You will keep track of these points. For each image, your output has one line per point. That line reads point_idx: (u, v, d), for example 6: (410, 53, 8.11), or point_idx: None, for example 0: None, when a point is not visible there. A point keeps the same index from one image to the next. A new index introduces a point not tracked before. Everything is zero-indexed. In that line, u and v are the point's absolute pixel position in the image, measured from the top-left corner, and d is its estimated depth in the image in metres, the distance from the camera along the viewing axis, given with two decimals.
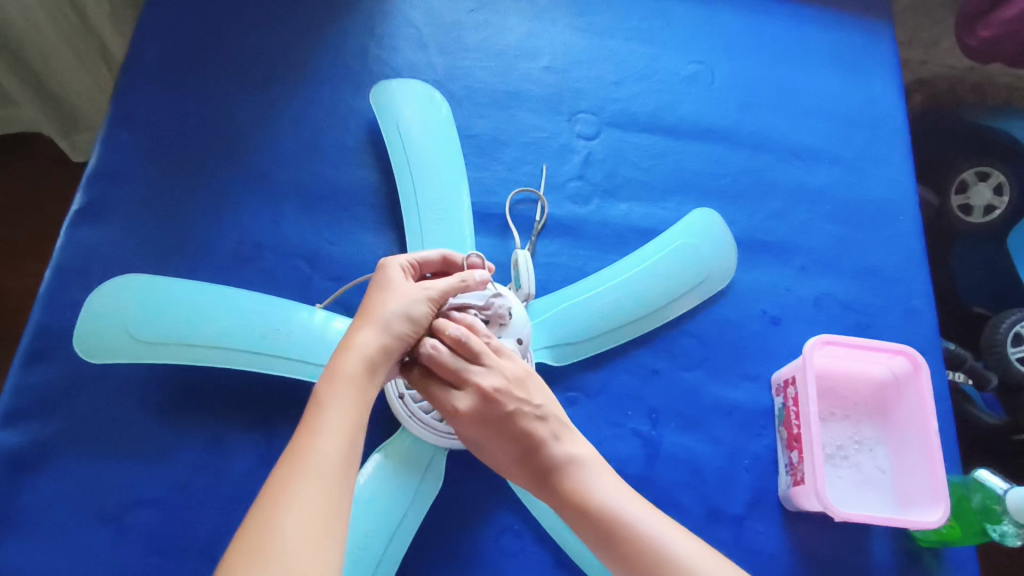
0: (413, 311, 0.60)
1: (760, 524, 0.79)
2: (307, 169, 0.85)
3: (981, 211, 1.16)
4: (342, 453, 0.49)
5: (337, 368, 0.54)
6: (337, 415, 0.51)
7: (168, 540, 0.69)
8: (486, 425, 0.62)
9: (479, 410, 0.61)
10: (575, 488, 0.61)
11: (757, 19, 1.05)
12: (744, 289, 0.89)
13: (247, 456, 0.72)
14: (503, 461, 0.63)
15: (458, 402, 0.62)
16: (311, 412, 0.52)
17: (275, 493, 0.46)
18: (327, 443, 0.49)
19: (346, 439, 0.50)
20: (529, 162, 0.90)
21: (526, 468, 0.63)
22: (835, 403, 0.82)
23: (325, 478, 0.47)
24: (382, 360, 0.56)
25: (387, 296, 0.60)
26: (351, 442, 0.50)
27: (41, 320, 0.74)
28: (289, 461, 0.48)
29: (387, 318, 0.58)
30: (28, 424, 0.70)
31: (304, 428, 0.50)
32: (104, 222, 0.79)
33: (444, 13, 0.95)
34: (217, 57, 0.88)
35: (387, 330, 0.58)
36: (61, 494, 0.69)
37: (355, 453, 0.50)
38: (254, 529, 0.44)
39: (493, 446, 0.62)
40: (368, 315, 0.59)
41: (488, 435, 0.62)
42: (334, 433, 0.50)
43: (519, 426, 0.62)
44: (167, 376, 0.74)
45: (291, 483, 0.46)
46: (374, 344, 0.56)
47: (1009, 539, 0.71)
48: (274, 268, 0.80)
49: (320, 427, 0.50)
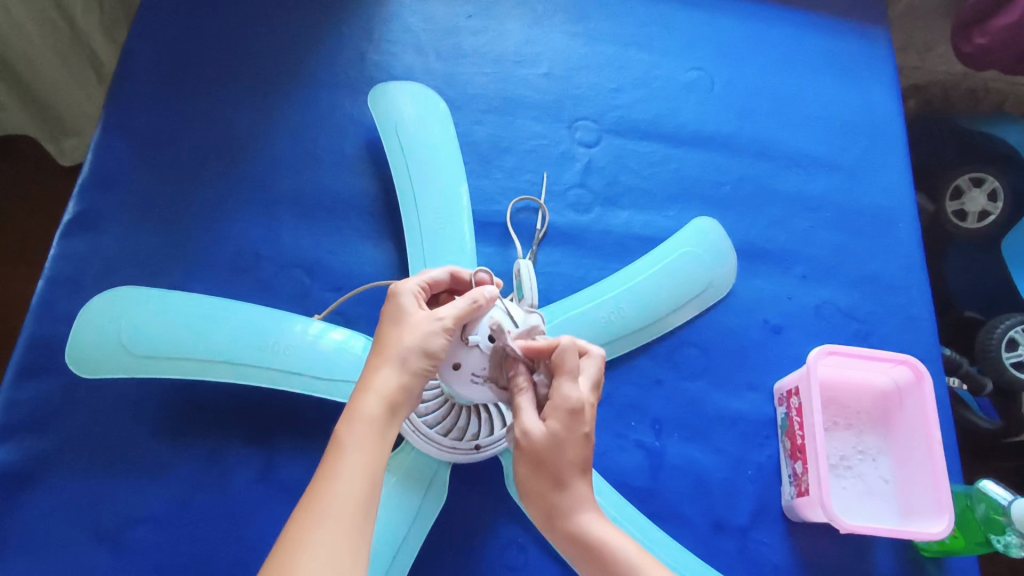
0: (431, 345, 0.57)
1: (764, 535, 0.78)
2: (305, 177, 0.84)
3: (975, 216, 1.16)
4: (359, 496, 0.49)
5: (357, 410, 0.53)
6: (356, 459, 0.50)
7: (166, 558, 0.67)
8: (569, 438, 0.56)
9: (574, 419, 0.56)
10: (600, 533, 0.57)
11: (756, 25, 1.04)
12: (746, 297, 0.89)
13: (246, 471, 0.71)
14: (541, 471, 0.56)
15: (563, 395, 0.56)
16: (331, 454, 0.51)
17: (293, 539, 0.46)
18: (344, 487, 0.49)
19: (365, 484, 0.49)
20: (529, 169, 0.89)
21: (559, 492, 0.57)
22: (838, 413, 0.82)
23: (339, 524, 0.47)
24: (403, 399, 0.55)
25: (403, 330, 0.57)
26: (369, 486, 0.50)
27: (33, 332, 0.72)
28: (308, 505, 0.48)
29: (404, 355, 0.56)
30: (20, 440, 0.68)
31: (322, 474, 0.50)
32: (98, 232, 0.77)
33: (442, 19, 0.94)
34: (212, 63, 0.86)
35: (406, 368, 0.56)
36: (56, 510, 0.67)
37: (375, 495, 0.50)
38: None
39: (553, 453, 0.56)
40: (386, 351, 0.57)
41: (562, 448, 0.56)
42: (352, 477, 0.49)
43: (577, 441, 0.56)
44: (164, 391, 0.73)
45: (310, 530, 0.46)
46: (394, 384, 0.55)
47: (1014, 550, 0.71)
48: (272, 278, 0.79)
49: (338, 472, 0.49)
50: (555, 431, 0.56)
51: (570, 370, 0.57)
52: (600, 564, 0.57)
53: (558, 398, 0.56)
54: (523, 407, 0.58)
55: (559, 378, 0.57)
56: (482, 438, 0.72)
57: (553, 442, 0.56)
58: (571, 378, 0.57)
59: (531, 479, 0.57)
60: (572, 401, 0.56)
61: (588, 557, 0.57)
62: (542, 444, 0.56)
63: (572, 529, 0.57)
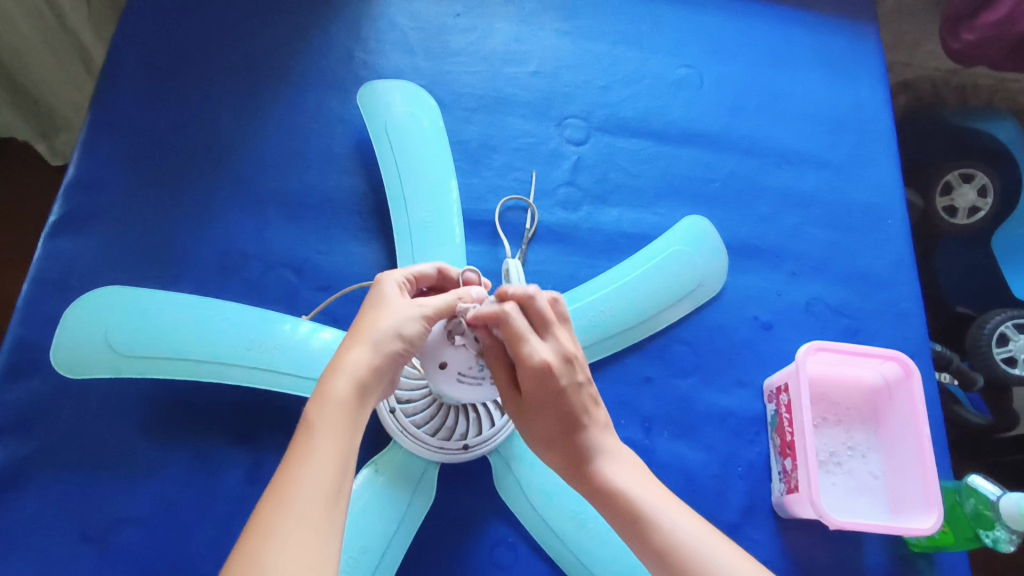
0: (406, 329, 0.57)
1: (755, 532, 0.78)
2: (292, 176, 0.83)
3: (965, 211, 1.17)
4: (330, 480, 0.48)
5: (326, 390, 0.52)
6: (325, 439, 0.49)
7: (154, 560, 0.67)
8: (548, 395, 0.58)
9: (550, 374, 0.58)
10: (623, 486, 0.59)
11: (744, 22, 1.04)
12: (736, 295, 0.89)
13: (233, 473, 0.71)
14: (546, 432, 0.61)
15: (528, 358, 0.57)
16: (301, 436, 0.50)
17: (261, 521, 0.45)
18: (313, 469, 0.48)
19: (335, 467, 0.48)
20: (518, 167, 0.89)
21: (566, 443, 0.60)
22: (827, 409, 0.82)
23: (310, 509, 0.46)
24: (373, 381, 0.54)
25: (380, 313, 0.57)
26: (340, 466, 0.49)
27: (19, 334, 0.72)
28: (277, 486, 0.47)
29: (378, 337, 0.55)
30: (5, 443, 0.68)
31: (293, 456, 0.49)
32: (84, 232, 0.77)
33: (431, 17, 0.94)
34: (198, 61, 0.86)
35: (379, 350, 0.55)
36: (43, 514, 0.67)
37: (345, 479, 0.49)
38: (237, 568, 0.43)
39: (548, 411, 0.59)
40: (360, 333, 0.56)
41: (549, 404, 0.59)
42: (323, 461, 0.48)
43: (562, 398, 0.59)
44: (149, 393, 0.72)
45: (278, 512, 0.45)
46: (364, 364, 0.54)
47: (1002, 545, 0.70)
48: (260, 277, 0.79)
49: (308, 453, 0.48)
50: (536, 390, 0.58)
51: (523, 332, 0.57)
52: (620, 514, 0.58)
53: (521, 364, 0.57)
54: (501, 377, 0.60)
55: (523, 342, 0.58)
56: (470, 438, 0.72)
57: (538, 401, 0.59)
58: (530, 338, 0.58)
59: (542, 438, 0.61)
60: (538, 361, 0.57)
61: (611, 505, 0.59)
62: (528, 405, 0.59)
63: (591, 476, 0.60)
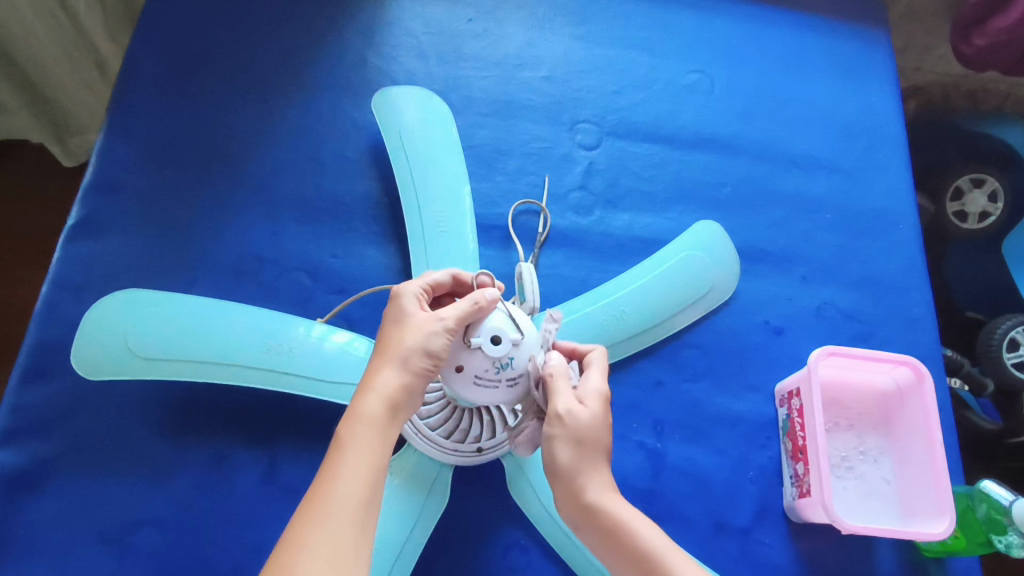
0: (433, 345, 0.57)
1: (766, 536, 0.79)
2: (308, 181, 0.84)
3: (976, 217, 1.16)
4: (361, 494, 0.49)
5: (358, 410, 0.54)
6: (356, 456, 0.51)
7: (171, 559, 0.67)
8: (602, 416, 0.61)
9: (607, 403, 0.62)
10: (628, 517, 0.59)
11: (755, 27, 1.05)
12: (747, 299, 0.89)
13: (251, 473, 0.71)
14: (581, 452, 0.59)
15: (594, 382, 0.62)
16: (332, 454, 0.52)
17: (294, 538, 0.46)
18: (345, 486, 0.49)
19: (366, 480, 0.50)
20: (531, 172, 0.90)
21: (591, 463, 0.60)
22: (839, 414, 0.82)
23: (342, 523, 0.47)
24: (404, 399, 0.56)
25: (404, 330, 0.58)
26: (371, 484, 0.50)
27: (40, 335, 0.73)
28: (311, 503, 0.48)
29: (405, 355, 0.57)
30: (25, 442, 0.69)
31: (324, 473, 0.50)
32: (104, 234, 0.78)
33: (444, 23, 0.95)
34: (214, 66, 0.87)
35: (408, 368, 0.56)
36: (63, 514, 0.67)
37: (376, 495, 0.50)
38: None
39: (596, 430, 0.60)
40: (387, 352, 0.57)
41: (599, 426, 0.60)
42: (354, 476, 0.50)
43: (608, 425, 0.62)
44: (167, 396, 0.73)
45: (312, 529, 0.46)
46: (395, 384, 0.55)
47: (1015, 550, 0.71)
48: (275, 281, 0.80)
49: (339, 471, 0.50)
50: (596, 413, 0.60)
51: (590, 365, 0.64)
52: (623, 544, 0.58)
53: (587, 388, 0.62)
54: (566, 388, 0.60)
55: (588, 371, 0.63)
56: (484, 441, 0.73)
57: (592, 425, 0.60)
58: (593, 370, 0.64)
59: (575, 459, 0.59)
60: (602, 388, 0.62)
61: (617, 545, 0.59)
62: (583, 423, 0.59)
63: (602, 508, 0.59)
